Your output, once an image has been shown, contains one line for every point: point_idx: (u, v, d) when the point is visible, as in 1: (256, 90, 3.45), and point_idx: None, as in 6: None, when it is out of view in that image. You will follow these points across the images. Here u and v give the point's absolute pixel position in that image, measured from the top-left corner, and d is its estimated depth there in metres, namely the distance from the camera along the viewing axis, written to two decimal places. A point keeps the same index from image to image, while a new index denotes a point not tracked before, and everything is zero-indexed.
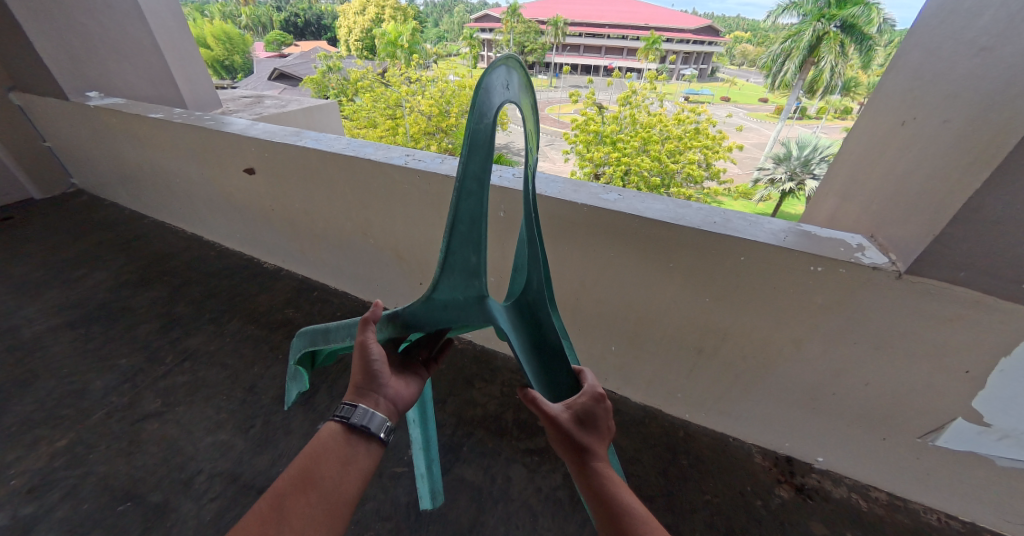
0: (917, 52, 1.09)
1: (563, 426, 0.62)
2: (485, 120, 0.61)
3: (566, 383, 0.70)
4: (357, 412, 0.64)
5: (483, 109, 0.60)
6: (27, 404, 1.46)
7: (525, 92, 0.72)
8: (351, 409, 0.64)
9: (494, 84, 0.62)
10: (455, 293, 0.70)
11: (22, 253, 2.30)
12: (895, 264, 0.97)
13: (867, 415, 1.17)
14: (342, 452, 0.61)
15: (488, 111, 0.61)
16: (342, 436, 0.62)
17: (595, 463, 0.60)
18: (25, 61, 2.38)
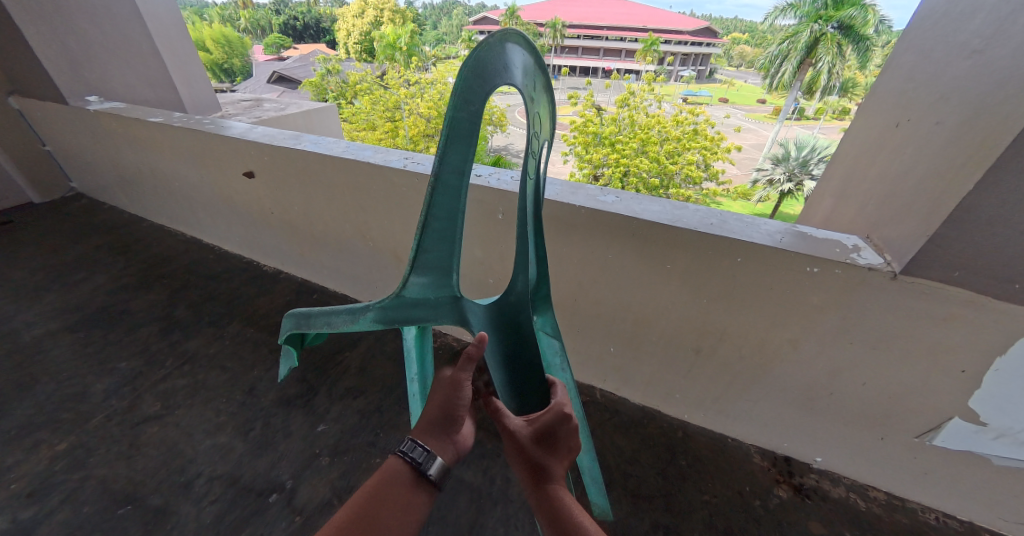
0: (911, 54, 1.10)
1: (522, 441, 0.61)
2: (470, 109, 0.55)
3: (535, 393, 0.72)
4: (427, 461, 0.58)
5: (467, 99, 0.55)
6: (26, 407, 1.47)
7: (526, 71, 0.64)
8: (423, 452, 0.59)
9: (484, 68, 0.56)
10: (428, 290, 0.68)
11: (21, 257, 2.31)
12: (889, 264, 0.98)
13: (864, 414, 1.18)
14: (404, 500, 0.57)
15: (472, 103, 0.55)
16: (408, 480, 0.58)
17: (551, 484, 0.59)
18: (25, 65, 2.39)
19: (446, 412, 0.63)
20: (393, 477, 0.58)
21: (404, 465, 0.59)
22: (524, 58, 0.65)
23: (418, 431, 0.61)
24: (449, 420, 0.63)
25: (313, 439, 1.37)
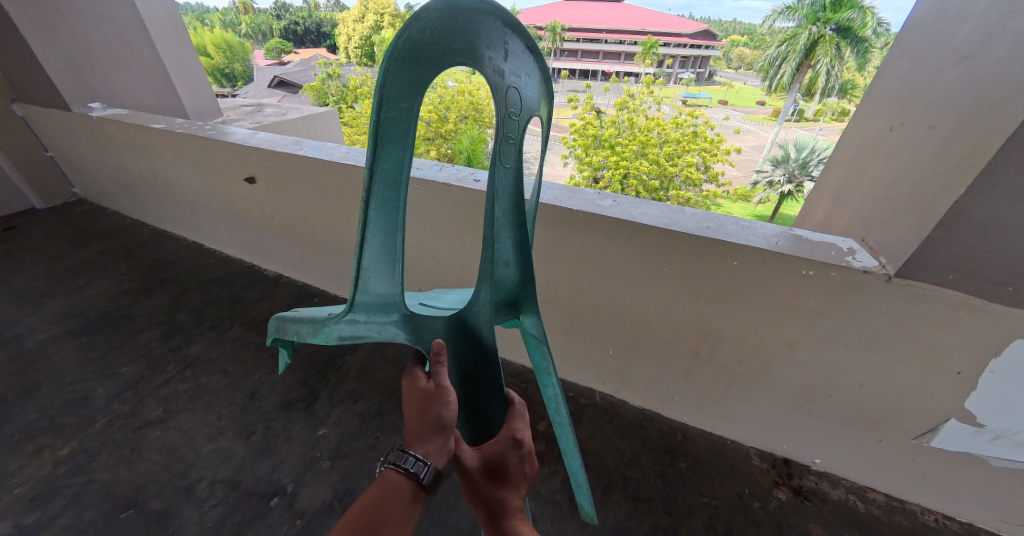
0: (904, 59, 1.12)
1: (472, 476, 0.66)
2: (401, 104, 0.50)
3: (496, 407, 0.72)
4: (422, 471, 0.59)
5: (396, 94, 0.49)
6: (29, 412, 1.48)
7: (480, 48, 0.56)
8: (419, 463, 0.59)
9: (422, 46, 0.50)
10: (376, 308, 0.65)
11: (23, 262, 2.32)
12: (885, 267, 0.99)
13: (862, 416, 1.19)
14: (405, 504, 0.59)
15: (405, 92, 0.50)
16: (406, 487, 0.59)
17: (505, 520, 0.63)
18: (29, 72, 2.42)
19: (435, 419, 0.62)
20: (393, 486, 0.59)
21: (401, 474, 0.59)
22: (479, 25, 0.55)
23: (410, 441, 0.61)
24: (441, 427, 0.62)
25: (314, 443, 1.38)
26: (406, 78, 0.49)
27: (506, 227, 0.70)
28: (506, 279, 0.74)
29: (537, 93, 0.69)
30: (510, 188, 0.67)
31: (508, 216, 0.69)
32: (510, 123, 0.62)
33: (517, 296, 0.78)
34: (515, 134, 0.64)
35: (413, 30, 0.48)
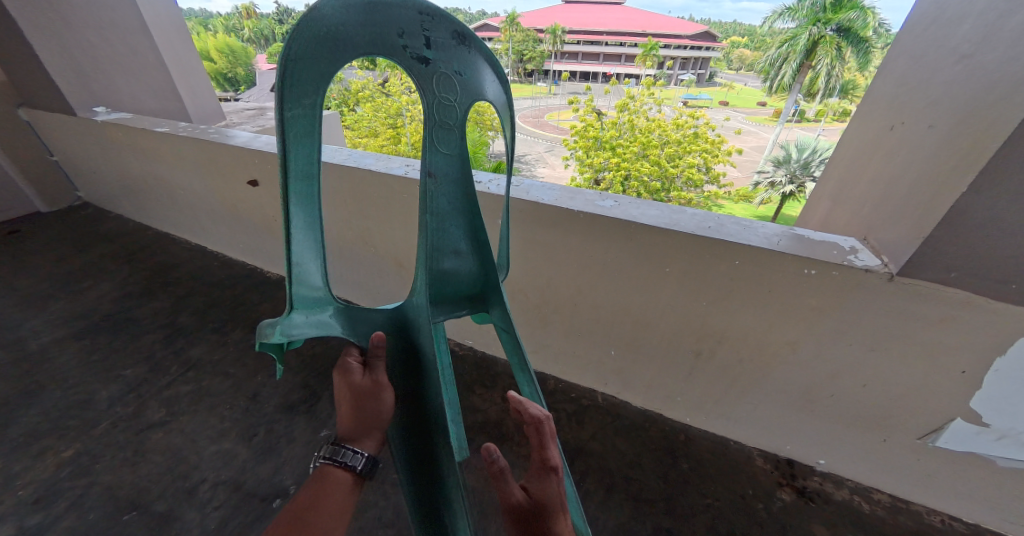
0: (903, 58, 1.12)
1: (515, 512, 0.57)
2: (306, 99, 0.58)
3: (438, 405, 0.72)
4: (359, 459, 0.65)
5: (302, 89, 0.57)
6: (32, 415, 1.48)
7: (384, 38, 0.62)
8: (357, 454, 0.66)
9: (331, 48, 0.58)
10: (312, 301, 0.73)
11: (27, 266, 2.33)
12: (887, 265, 0.99)
13: (866, 416, 1.18)
14: (344, 495, 0.64)
15: (308, 88, 0.58)
16: (345, 480, 0.64)
17: None
18: (34, 77, 2.44)
19: (373, 413, 0.70)
20: (331, 479, 0.64)
21: (337, 467, 0.65)
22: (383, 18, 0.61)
23: (347, 434, 0.68)
24: (377, 419, 0.70)
25: (316, 445, 1.38)
26: (312, 74, 0.57)
27: (454, 213, 0.74)
28: (460, 264, 0.78)
29: (479, 77, 0.71)
30: (454, 173, 0.72)
31: (453, 202, 0.74)
32: (438, 110, 0.66)
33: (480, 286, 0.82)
34: (451, 121, 0.68)
35: (312, 31, 0.55)
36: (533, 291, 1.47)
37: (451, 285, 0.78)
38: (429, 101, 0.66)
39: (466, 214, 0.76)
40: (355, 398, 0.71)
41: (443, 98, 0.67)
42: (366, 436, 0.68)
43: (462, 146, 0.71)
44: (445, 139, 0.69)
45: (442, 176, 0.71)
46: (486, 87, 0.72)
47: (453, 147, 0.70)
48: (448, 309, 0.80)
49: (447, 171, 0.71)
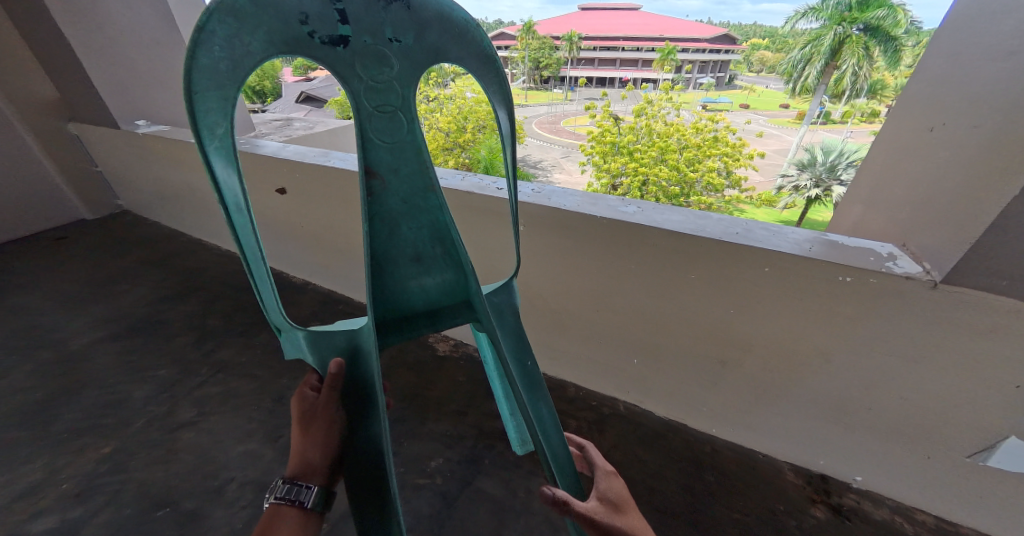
0: (940, 57, 1.07)
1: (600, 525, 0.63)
2: (219, 129, 0.55)
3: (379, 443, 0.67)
4: (307, 493, 0.64)
5: (210, 120, 0.53)
6: (74, 412, 1.56)
7: (291, 32, 0.54)
8: (303, 489, 0.64)
9: (236, 68, 0.52)
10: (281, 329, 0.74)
11: (72, 270, 2.47)
12: (929, 273, 0.94)
13: (905, 431, 1.12)
14: (297, 532, 0.63)
15: (218, 119, 0.54)
16: (295, 516, 0.64)
17: None
18: (82, 94, 2.60)
19: (320, 441, 0.68)
20: (281, 517, 0.63)
21: (287, 503, 0.64)
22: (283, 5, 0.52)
23: (293, 469, 0.66)
24: (326, 447, 0.69)
25: None
26: (220, 105, 0.53)
27: (411, 207, 0.72)
28: (425, 256, 0.76)
29: (414, 39, 0.61)
30: (406, 163, 0.69)
31: (410, 194, 0.71)
32: (373, 100, 0.61)
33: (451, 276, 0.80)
34: (391, 106, 0.63)
35: (203, 62, 0.50)
36: (552, 297, 1.46)
37: (419, 280, 0.77)
38: (359, 90, 0.59)
39: (424, 205, 0.73)
40: (301, 424, 0.69)
41: (375, 81, 0.60)
42: (314, 466, 0.67)
43: (409, 131, 0.67)
44: (387, 129, 0.65)
45: (393, 171, 0.68)
46: (423, 57, 0.63)
47: (398, 135, 0.66)
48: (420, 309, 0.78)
49: (397, 162, 0.68)
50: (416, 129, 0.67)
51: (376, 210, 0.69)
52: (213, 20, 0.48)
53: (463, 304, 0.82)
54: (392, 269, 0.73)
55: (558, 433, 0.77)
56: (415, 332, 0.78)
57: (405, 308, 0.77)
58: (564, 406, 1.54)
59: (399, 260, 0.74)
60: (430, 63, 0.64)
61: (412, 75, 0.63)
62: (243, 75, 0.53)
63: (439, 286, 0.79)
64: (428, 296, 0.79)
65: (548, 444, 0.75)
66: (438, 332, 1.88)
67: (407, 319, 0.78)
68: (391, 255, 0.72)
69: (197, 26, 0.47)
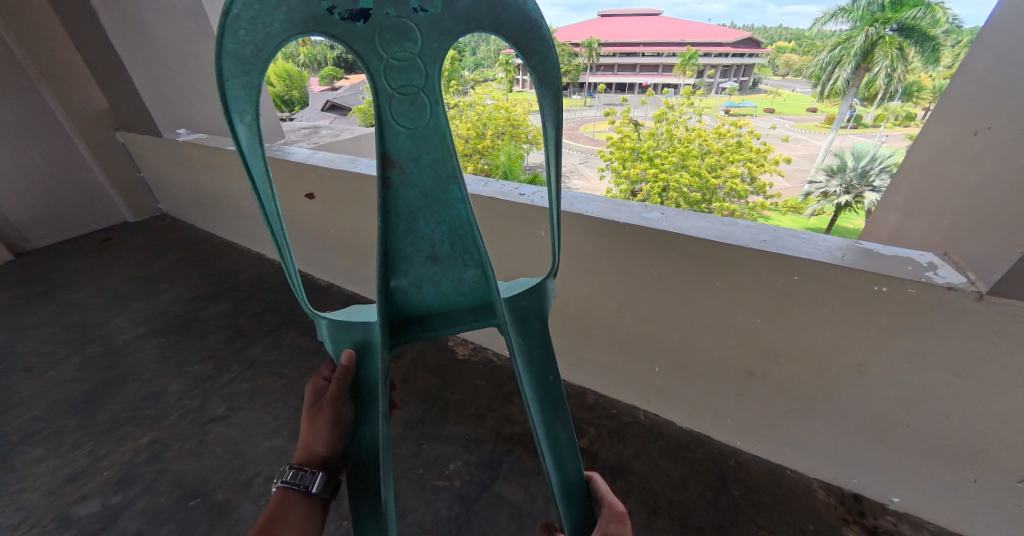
0: (987, 57, 1.02)
1: None
2: (247, 116, 0.58)
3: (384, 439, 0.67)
4: (310, 481, 0.72)
5: (240, 108, 0.57)
6: (116, 403, 1.64)
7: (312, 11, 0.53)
8: (309, 476, 0.72)
9: (263, 50, 0.55)
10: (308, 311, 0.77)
11: (115, 269, 2.62)
12: (974, 283, 0.89)
13: (949, 450, 1.05)
14: (301, 516, 0.71)
15: (246, 106, 0.57)
16: (298, 501, 0.72)
17: None
18: (129, 104, 2.77)
19: (324, 434, 0.75)
20: (290, 502, 0.72)
21: (293, 488, 0.72)
22: None
23: (300, 457, 0.75)
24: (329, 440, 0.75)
25: None
26: (248, 90, 0.56)
27: (431, 199, 0.70)
28: (446, 248, 0.75)
29: (441, 11, 0.57)
30: (427, 151, 0.66)
31: (429, 185, 0.69)
32: (392, 81, 0.58)
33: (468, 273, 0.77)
34: (412, 86, 0.60)
35: (232, 48, 0.53)
36: (573, 302, 1.46)
37: (437, 273, 0.76)
38: (377, 69, 0.58)
39: (445, 197, 0.71)
40: (310, 416, 0.76)
41: (394, 60, 0.58)
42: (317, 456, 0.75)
43: (431, 116, 0.63)
44: (407, 113, 0.62)
45: (413, 160, 0.66)
46: (451, 31, 0.58)
47: (420, 120, 0.63)
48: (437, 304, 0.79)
49: (417, 151, 0.65)
50: (440, 114, 0.63)
51: (393, 199, 0.68)
52: (237, 4, 0.50)
53: (484, 300, 0.80)
54: (410, 259, 0.73)
55: (569, 453, 0.78)
56: (430, 326, 0.79)
57: (424, 298, 0.78)
58: (584, 413, 1.53)
59: (416, 250, 0.73)
60: (457, 35, 0.59)
61: (437, 52, 0.59)
62: (268, 60, 0.55)
63: (458, 280, 0.78)
64: (446, 289, 0.78)
65: (559, 466, 0.76)
66: (458, 336, 1.90)
67: (424, 310, 0.79)
68: (409, 246, 0.72)
69: (224, 10, 0.49)
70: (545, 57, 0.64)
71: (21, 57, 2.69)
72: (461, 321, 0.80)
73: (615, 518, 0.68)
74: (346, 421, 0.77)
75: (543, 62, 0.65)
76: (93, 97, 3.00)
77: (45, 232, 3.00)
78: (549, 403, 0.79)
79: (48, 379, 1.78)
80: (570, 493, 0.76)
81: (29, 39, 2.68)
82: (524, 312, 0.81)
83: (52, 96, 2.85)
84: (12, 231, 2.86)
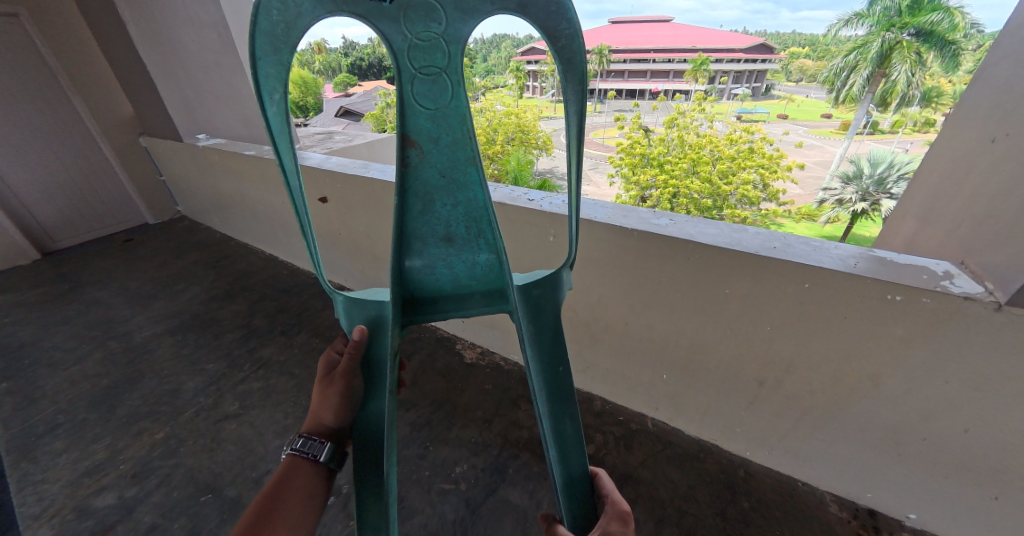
0: (1006, 63, 1.01)
1: None
2: (276, 94, 0.59)
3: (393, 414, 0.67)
4: (319, 450, 0.73)
5: (270, 86, 0.59)
6: (135, 398, 1.68)
7: None
8: (316, 446, 0.73)
9: (293, 27, 0.57)
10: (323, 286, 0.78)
11: (135, 269, 2.69)
12: (992, 293, 0.88)
13: (969, 467, 1.03)
14: (306, 485, 0.71)
15: (275, 84, 0.58)
16: (306, 469, 0.72)
17: None
18: (154, 110, 2.86)
19: (334, 405, 0.76)
20: (296, 471, 0.72)
21: (302, 457, 0.72)
22: None
23: (309, 426, 0.76)
24: (338, 412, 0.76)
25: None
26: (278, 69, 0.58)
27: (449, 179, 0.70)
28: (461, 231, 0.75)
29: None
30: (447, 132, 0.66)
31: (447, 165, 0.69)
32: (415, 61, 0.59)
33: (483, 257, 0.77)
34: (435, 66, 0.60)
35: (265, 27, 0.55)
36: (583, 308, 1.46)
37: (452, 255, 0.76)
38: (401, 48, 0.59)
39: (463, 179, 0.70)
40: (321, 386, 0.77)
41: (418, 39, 0.59)
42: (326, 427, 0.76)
43: (452, 97, 0.63)
44: (429, 93, 0.62)
45: (432, 141, 0.66)
46: (474, 13, 0.59)
47: (441, 100, 0.63)
48: (451, 288, 0.79)
49: (437, 131, 0.66)
50: (461, 95, 0.63)
51: (412, 178, 0.69)
52: None
53: (497, 286, 0.80)
54: (424, 241, 0.74)
55: (575, 448, 0.76)
56: (442, 309, 0.79)
57: (437, 280, 0.78)
58: (591, 420, 1.52)
59: (432, 231, 0.74)
60: (481, 16, 0.59)
61: (460, 32, 0.59)
62: (296, 40, 0.57)
63: (472, 264, 0.78)
64: (459, 271, 0.78)
65: (564, 458, 0.75)
66: (466, 339, 1.91)
67: (438, 291, 0.79)
68: (425, 227, 0.73)
69: None
70: (572, 40, 0.62)
71: (53, 64, 2.79)
72: (473, 307, 0.80)
73: (618, 518, 0.68)
74: (357, 394, 0.78)
75: (569, 46, 0.63)
76: (119, 103, 3.11)
77: (71, 233, 3.10)
78: (559, 397, 0.78)
79: (71, 374, 1.83)
80: (574, 488, 0.75)
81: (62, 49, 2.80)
82: (538, 300, 0.79)
83: (81, 101, 2.95)
84: (41, 231, 2.97)
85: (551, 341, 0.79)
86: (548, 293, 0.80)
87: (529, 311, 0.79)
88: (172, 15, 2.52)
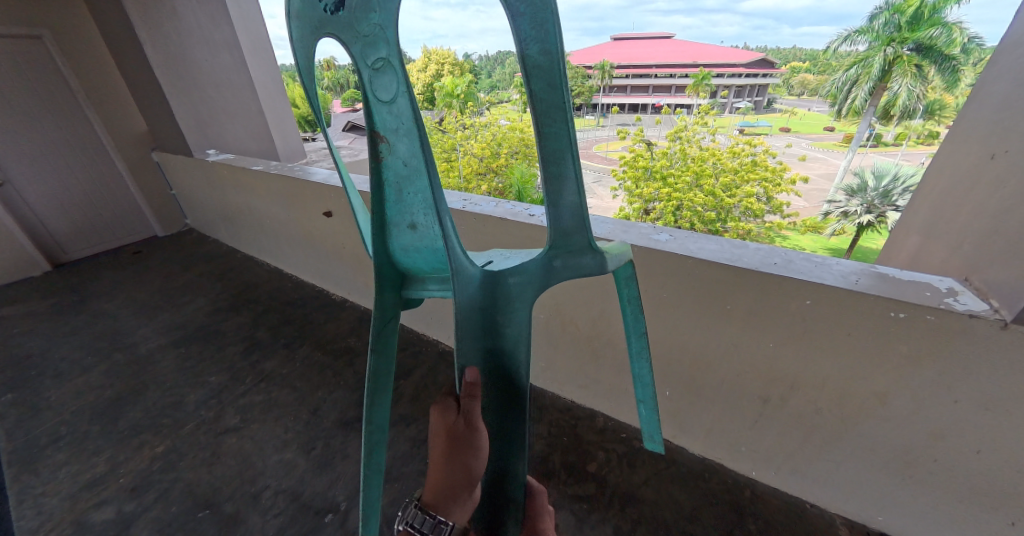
0: (1003, 81, 1.02)
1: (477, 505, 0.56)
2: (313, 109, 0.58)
3: None
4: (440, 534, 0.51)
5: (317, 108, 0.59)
6: (136, 411, 1.69)
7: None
8: None
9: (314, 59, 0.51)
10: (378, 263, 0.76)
11: (143, 281, 2.72)
12: (997, 311, 0.86)
13: (982, 490, 1.00)
14: None
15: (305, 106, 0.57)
16: None
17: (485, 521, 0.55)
18: (167, 126, 2.93)
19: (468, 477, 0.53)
20: None
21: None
22: None
23: (429, 496, 0.53)
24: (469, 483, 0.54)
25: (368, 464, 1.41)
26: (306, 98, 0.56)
27: (416, 173, 0.53)
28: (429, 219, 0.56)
29: None
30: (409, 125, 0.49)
31: (415, 158, 0.52)
32: (363, 57, 0.46)
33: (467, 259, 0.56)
34: (382, 57, 0.45)
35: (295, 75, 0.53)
36: (584, 323, 1.45)
37: (434, 257, 0.58)
38: (354, 50, 0.46)
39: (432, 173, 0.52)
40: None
41: (365, 36, 0.44)
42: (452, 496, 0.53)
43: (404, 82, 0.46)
44: (381, 83, 0.47)
45: (396, 132, 0.51)
46: None
47: (395, 92, 0.46)
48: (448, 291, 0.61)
49: (399, 123, 0.50)
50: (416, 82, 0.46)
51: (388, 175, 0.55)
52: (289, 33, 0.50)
53: None
54: (402, 243, 0.59)
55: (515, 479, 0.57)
56: (431, 297, 0.61)
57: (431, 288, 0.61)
58: (594, 437, 1.49)
59: (396, 213, 0.57)
60: None
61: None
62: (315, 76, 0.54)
63: None
64: (438, 258, 0.58)
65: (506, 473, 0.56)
66: None
67: (419, 282, 0.61)
68: (398, 226, 0.57)
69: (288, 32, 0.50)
70: None
71: (73, 83, 2.89)
72: None
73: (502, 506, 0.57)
74: None
75: None
76: (134, 120, 3.19)
77: (82, 245, 3.15)
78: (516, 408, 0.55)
79: (76, 386, 1.84)
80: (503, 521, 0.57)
81: (81, 68, 2.89)
82: (510, 296, 0.54)
83: (98, 118, 3.04)
84: (53, 244, 3.02)
85: (510, 350, 0.54)
86: (528, 287, 0.55)
87: (492, 308, 0.53)
88: (188, 37, 2.62)
